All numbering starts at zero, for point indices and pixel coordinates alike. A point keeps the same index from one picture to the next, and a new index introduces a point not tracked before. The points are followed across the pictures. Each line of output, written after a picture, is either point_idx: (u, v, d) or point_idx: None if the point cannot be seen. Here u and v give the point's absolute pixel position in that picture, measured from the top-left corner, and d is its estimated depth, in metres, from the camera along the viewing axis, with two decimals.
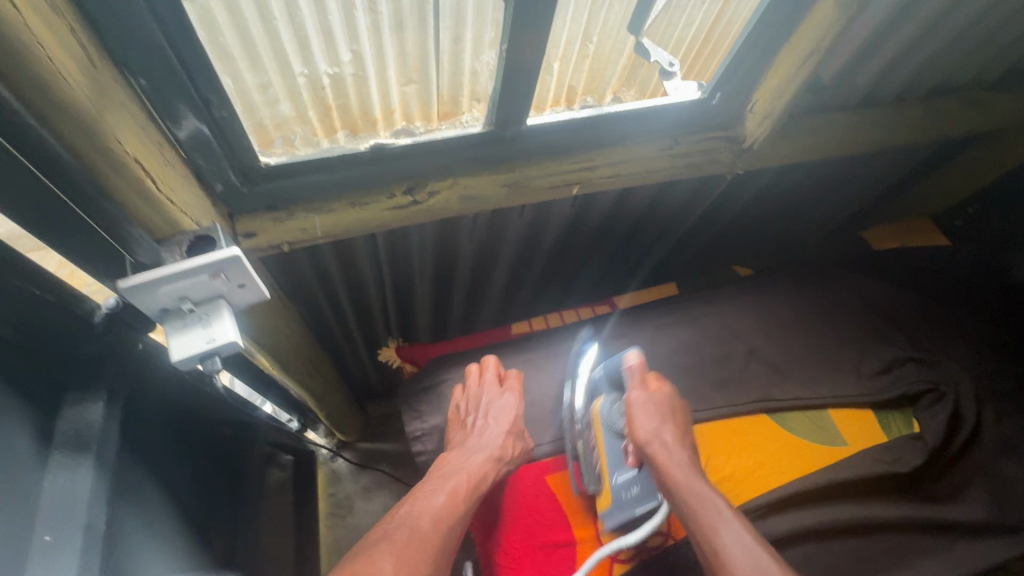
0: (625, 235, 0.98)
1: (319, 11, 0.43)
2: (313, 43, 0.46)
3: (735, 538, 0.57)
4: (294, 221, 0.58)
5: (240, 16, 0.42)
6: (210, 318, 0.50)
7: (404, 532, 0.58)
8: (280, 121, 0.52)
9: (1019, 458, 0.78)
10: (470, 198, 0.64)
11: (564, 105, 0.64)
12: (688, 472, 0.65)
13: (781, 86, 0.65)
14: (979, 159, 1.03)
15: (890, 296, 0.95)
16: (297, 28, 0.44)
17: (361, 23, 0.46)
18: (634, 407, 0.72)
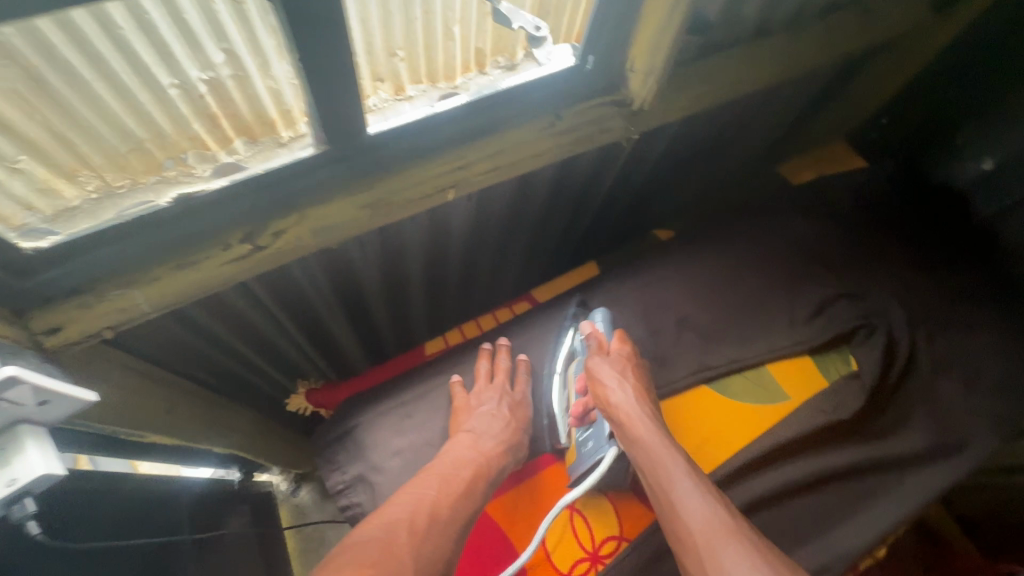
0: (539, 218, 0.91)
1: (169, 11, 0.38)
2: (177, 50, 0.40)
3: (692, 493, 0.56)
4: (109, 302, 0.48)
5: (84, 37, 0.36)
6: (9, 455, 0.42)
7: (422, 516, 0.55)
8: (161, 143, 0.46)
9: (952, 376, 0.78)
10: (327, 230, 0.54)
11: (475, 70, 0.58)
12: (649, 426, 0.63)
13: (656, 38, 0.57)
14: (884, 72, 1.00)
15: (815, 232, 0.92)
16: (149, 34, 0.38)
17: (223, 13, 0.40)
18: (598, 369, 0.70)
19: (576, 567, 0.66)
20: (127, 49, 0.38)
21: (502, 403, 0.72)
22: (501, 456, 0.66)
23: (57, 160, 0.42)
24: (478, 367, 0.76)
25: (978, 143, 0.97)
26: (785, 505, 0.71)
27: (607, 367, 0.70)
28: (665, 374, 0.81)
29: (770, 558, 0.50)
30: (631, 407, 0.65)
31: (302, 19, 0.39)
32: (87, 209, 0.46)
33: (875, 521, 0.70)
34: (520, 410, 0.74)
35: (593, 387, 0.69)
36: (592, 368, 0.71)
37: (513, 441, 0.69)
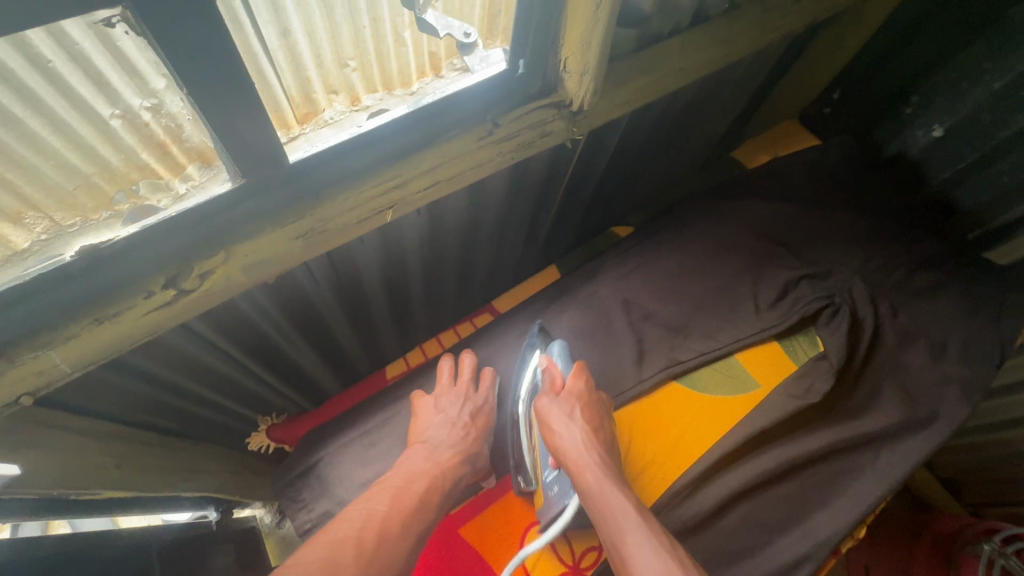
0: (497, 226, 0.89)
1: (103, 39, 0.35)
2: (116, 79, 0.38)
3: (643, 548, 0.53)
4: (21, 367, 0.44)
5: (12, 78, 0.34)
6: None
7: (371, 538, 0.53)
8: (109, 175, 0.44)
9: (915, 348, 0.79)
10: (257, 266, 0.51)
11: (430, 75, 0.56)
12: (599, 473, 0.62)
13: (585, 39, 0.55)
14: (826, 49, 1.00)
15: (773, 216, 0.91)
16: (83, 66, 0.36)
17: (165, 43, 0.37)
18: (547, 414, 0.69)
19: None
20: (61, 81, 0.36)
21: (462, 409, 0.71)
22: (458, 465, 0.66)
23: (4, 207, 0.40)
24: (442, 366, 0.76)
25: (926, 112, 0.98)
26: (763, 496, 0.70)
27: (555, 411, 0.69)
28: (634, 373, 0.79)
29: None
30: (582, 453, 0.64)
31: (192, 41, 0.36)
32: (36, 251, 0.44)
33: (854, 503, 0.69)
34: (482, 415, 0.73)
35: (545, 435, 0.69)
36: (542, 412, 0.70)
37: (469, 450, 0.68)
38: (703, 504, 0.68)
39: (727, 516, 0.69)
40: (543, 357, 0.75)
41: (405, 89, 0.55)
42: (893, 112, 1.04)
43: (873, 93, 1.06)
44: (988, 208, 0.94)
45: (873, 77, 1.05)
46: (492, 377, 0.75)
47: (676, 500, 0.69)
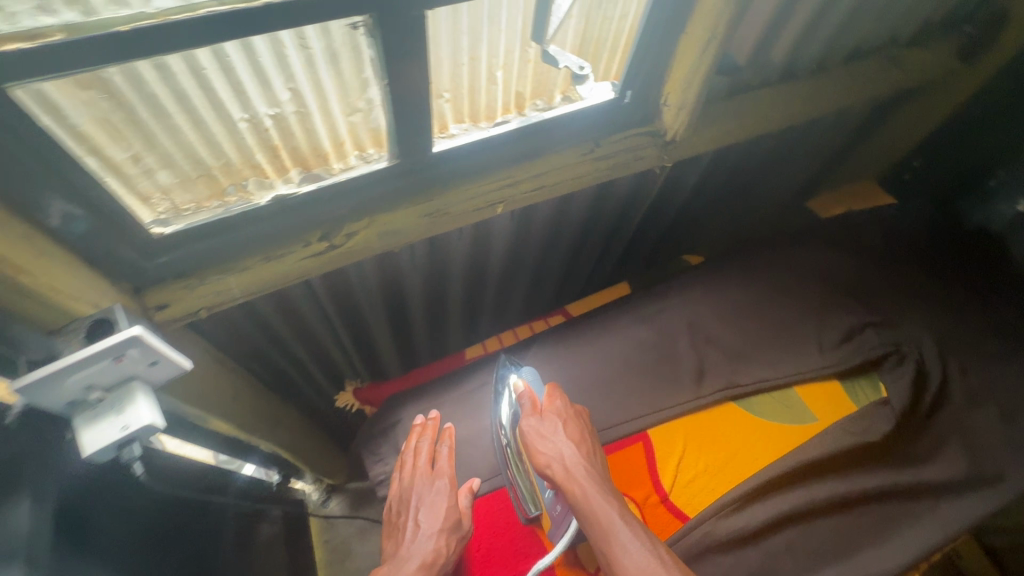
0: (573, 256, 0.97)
1: (247, 56, 0.43)
2: (250, 89, 0.45)
3: (627, 546, 0.55)
4: (207, 286, 0.56)
5: (175, 81, 0.42)
6: (122, 404, 0.48)
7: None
8: (225, 169, 0.52)
9: (984, 410, 0.80)
10: (390, 234, 0.62)
11: (512, 113, 0.64)
12: (586, 481, 0.62)
13: (687, 78, 0.64)
14: (918, 113, 1.05)
15: (843, 263, 0.94)
16: (229, 75, 0.43)
17: (293, 58, 0.45)
18: (527, 434, 0.69)
19: None
20: (207, 86, 0.43)
21: (424, 499, 0.70)
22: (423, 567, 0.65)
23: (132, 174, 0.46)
24: (402, 459, 0.75)
25: (1011, 188, 1.02)
26: (812, 524, 0.71)
27: (537, 431, 0.69)
28: (692, 388, 0.79)
29: None
30: (568, 462, 0.65)
31: (395, 47, 0.47)
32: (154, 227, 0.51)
33: (907, 546, 0.69)
34: (445, 497, 0.70)
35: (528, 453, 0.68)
36: (527, 432, 0.69)
37: (433, 543, 0.67)
38: (754, 521, 0.69)
39: (777, 537, 0.70)
40: (517, 385, 0.75)
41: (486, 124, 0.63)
42: (973, 185, 1.09)
43: (956, 163, 1.11)
44: None
45: (956, 149, 1.10)
46: (447, 459, 0.72)
47: (726, 512, 0.70)
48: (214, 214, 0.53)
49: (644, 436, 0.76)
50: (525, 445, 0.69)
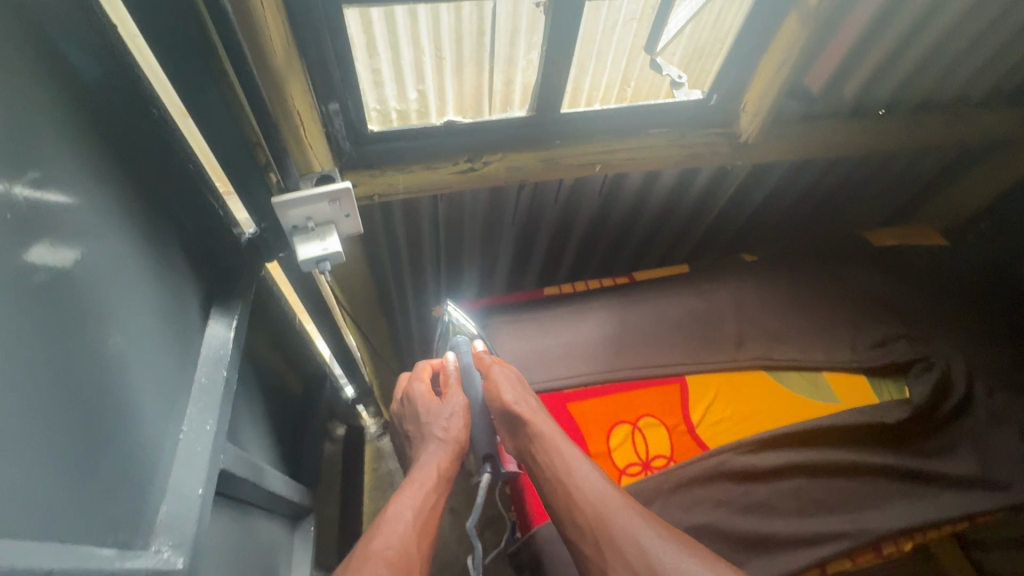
0: (643, 241, 1.14)
1: (393, 67, 0.70)
2: (386, 86, 0.72)
3: (586, 474, 0.63)
4: (382, 178, 0.77)
5: (365, 57, 0.68)
6: (324, 234, 0.70)
7: (392, 551, 0.58)
8: (398, 106, 0.75)
9: (1003, 427, 0.87)
10: (514, 169, 0.82)
11: (616, 101, 0.84)
12: (548, 423, 0.70)
13: (766, 89, 0.81)
14: (984, 178, 1.17)
15: (887, 285, 1.05)
16: (373, 73, 0.70)
17: (427, 67, 0.71)
18: (495, 381, 0.76)
19: (629, 467, 0.80)
20: (385, 55, 0.68)
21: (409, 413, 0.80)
22: (430, 451, 0.73)
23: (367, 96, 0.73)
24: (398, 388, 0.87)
25: None
26: (818, 478, 0.81)
27: (502, 380, 0.76)
28: (730, 351, 0.92)
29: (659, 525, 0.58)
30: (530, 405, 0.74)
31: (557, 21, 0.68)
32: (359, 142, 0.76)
33: (902, 513, 0.78)
34: (424, 404, 0.79)
35: (493, 395, 0.75)
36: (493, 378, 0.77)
37: (429, 432, 0.75)
38: (765, 462, 0.80)
39: (783, 482, 0.80)
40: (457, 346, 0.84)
41: (596, 105, 0.84)
42: None
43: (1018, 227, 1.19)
44: None
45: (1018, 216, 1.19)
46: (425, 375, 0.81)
47: (741, 450, 0.81)
48: (406, 126, 0.77)
49: (682, 379, 0.89)
50: (488, 389, 0.76)
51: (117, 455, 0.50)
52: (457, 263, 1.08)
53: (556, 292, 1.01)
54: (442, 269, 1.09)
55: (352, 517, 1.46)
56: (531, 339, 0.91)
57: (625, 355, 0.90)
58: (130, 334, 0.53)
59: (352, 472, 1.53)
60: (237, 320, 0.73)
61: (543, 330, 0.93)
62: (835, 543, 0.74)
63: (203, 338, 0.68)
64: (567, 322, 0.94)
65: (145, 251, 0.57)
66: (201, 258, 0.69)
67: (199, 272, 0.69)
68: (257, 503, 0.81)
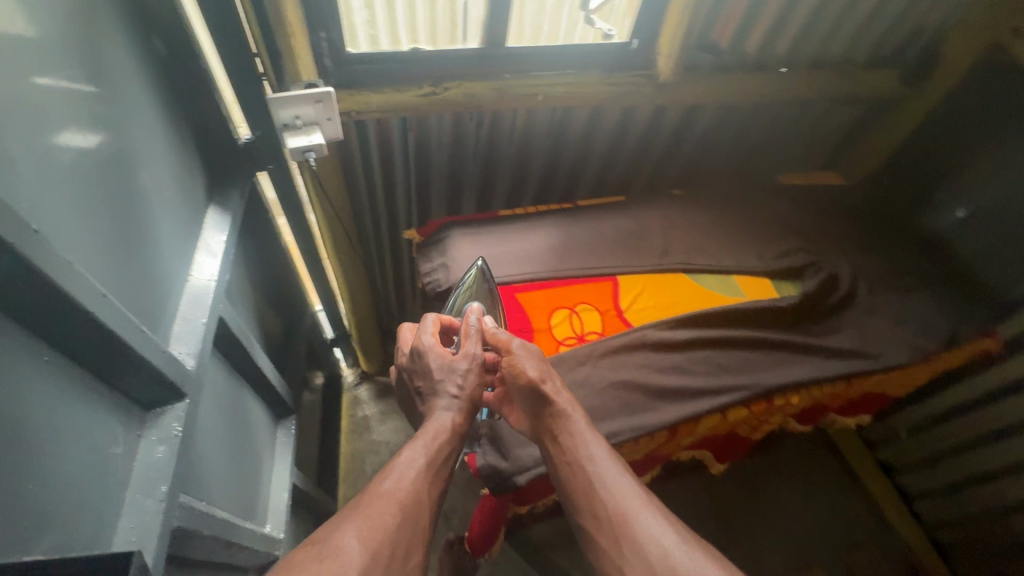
0: (588, 174, 1.33)
1: (368, 29, 0.91)
2: (362, 43, 0.93)
3: (611, 471, 0.68)
4: (355, 99, 0.93)
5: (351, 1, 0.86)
6: (309, 130, 0.88)
7: (403, 493, 0.63)
8: (374, 30, 0.92)
9: (877, 314, 1.05)
10: (468, 95, 0.98)
11: (557, 41, 1.02)
12: (578, 416, 0.74)
13: (674, 34, 1.00)
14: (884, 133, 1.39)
15: (792, 213, 1.23)
16: (353, 30, 0.91)
17: (403, 40, 0.94)
18: (521, 362, 0.78)
19: (567, 340, 0.95)
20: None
21: (419, 369, 0.82)
22: (443, 407, 0.76)
23: (351, 37, 0.92)
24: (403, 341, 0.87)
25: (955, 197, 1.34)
26: (725, 350, 0.97)
27: (528, 361, 0.79)
28: (657, 258, 1.09)
29: (668, 517, 0.63)
30: (554, 389, 0.77)
31: None
32: (340, 62, 0.93)
33: (788, 374, 0.95)
34: (435, 360, 0.80)
35: (518, 371, 0.78)
36: (516, 355, 0.80)
37: (444, 391, 0.77)
38: (681, 336, 0.96)
39: (695, 352, 0.96)
40: (473, 309, 0.85)
41: (536, 41, 1.01)
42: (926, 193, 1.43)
43: (913, 175, 1.43)
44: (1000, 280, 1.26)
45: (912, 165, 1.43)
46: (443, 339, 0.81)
47: (661, 327, 0.97)
48: (378, 52, 0.94)
49: (614, 278, 1.05)
50: (512, 367, 0.79)
51: (142, 259, 0.64)
52: (425, 189, 1.26)
53: (511, 212, 1.17)
54: (411, 194, 1.26)
55: (329, 450, 1.56)
56: (488, 248, 1.06)
57: (567, 260, 1.06)
58: (151, 176, 0.68)
59: (330, 412, 1.63)
60: (234, 207, 0.86)
61: (499, 241, 1.08)
62: (734, 393, 0.91)
63: (204, 217, 0.82)
64: (519, 234, 1.10)
65: (159, 121, 0.72)
66: (202, 150, 0.84)
67: (200, 160, 0.83)
68: (246, 376, 0.94)
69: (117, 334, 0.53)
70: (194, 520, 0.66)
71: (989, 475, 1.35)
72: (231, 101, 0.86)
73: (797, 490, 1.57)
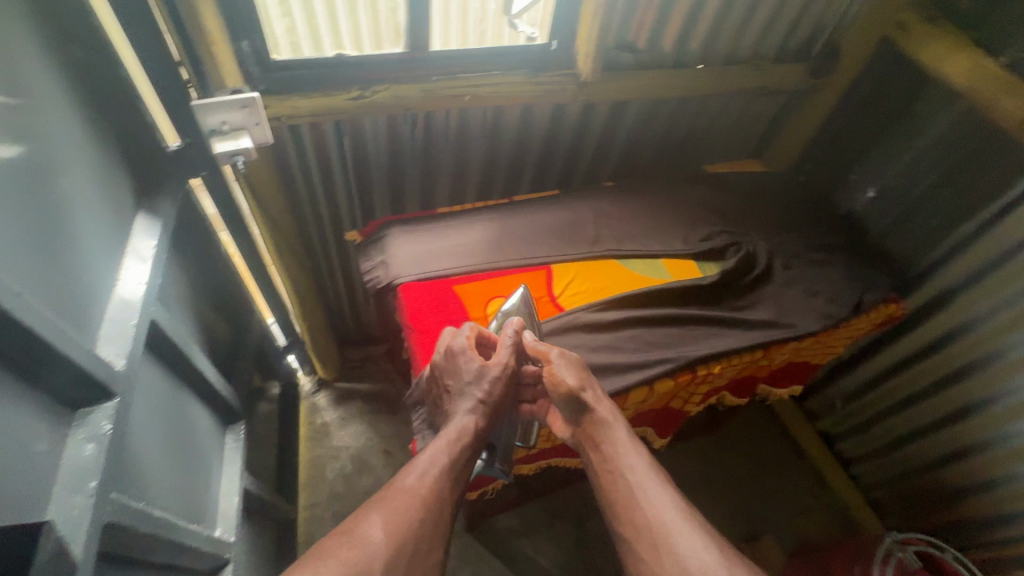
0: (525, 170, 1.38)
1: (296, 37, 0.96)
2: (292, 49, 0.97)
3: (648, 483, 0.75)
4: (286, 104, 0.97)
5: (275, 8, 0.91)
6: (237, 135, 0.91)
7: (425, 489, 0.72)
8: (300, 37, 0.96)
9: (792, 288, 1.14)
10: (397, 97, 1.02)
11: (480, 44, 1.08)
12: (619, 428, 0.81)
13: (590, 34, 1.07)
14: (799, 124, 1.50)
15: (716, 198, 1.32)
16: (279, 38, 0.95)
17: (335, 45, 0.99)
18: (560, 373, 0.85)
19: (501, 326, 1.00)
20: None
21: (451, 372, 0.86)
22: (467, 409, 0.82)
23: (278, 44, 0.96)
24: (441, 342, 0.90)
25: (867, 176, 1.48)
26: (651, 328, 1.03)
27: (568, 374, 0.85)
28: (589, 246, 1.15)
29: (697, 522, 0.71)
30: (594, 397, 0.85)
31: None
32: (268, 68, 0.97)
33: (710, 346, 1.02)
34: (467, 366, 0.85)
35: (558, 383, 0.84)
36: (554, 365, 0.86)
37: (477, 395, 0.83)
38: (608, 317, 1.02)
39: (623, 331, 1.02)
40: (512, 323, 0.90)
41: (460, 45, 1.07)
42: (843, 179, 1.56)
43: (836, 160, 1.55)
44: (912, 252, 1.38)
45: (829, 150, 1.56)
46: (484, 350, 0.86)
47: (590, 310, 1.03)
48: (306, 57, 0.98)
49: (548, 267, 1.10)
50: (553, 379, 0.85)
51: (66, 265, 0.65)
52: (366, 189, 1.29)
53: (450, 209, 1.21)
54: (353, 195, 1.29)
55: (287, 458, 1.55)
56: (426, 244, 1.10)
57: (503, 251, 1.10)
58: (74, 184, 0.69)
59: (288, 421, 1.62)
60: (166, 212, 0.88)
61: (437, 237, 1.12)
62: (659, 366, 0.97)
63: (134, 221, 0.83)
64: (457, 230, 1.14)
65: (84, 131, 0.73)
66: (132, 158, 0.85)
67: (129, 167, 0.84)
68: (186, 380, 0.95)
69: (35, 333, 0.55)
70: (129, 519, 0.67)
71: (919, 432, 1.42)
72: (155, 106, 0.87)
73: (747, 461, 1.66)
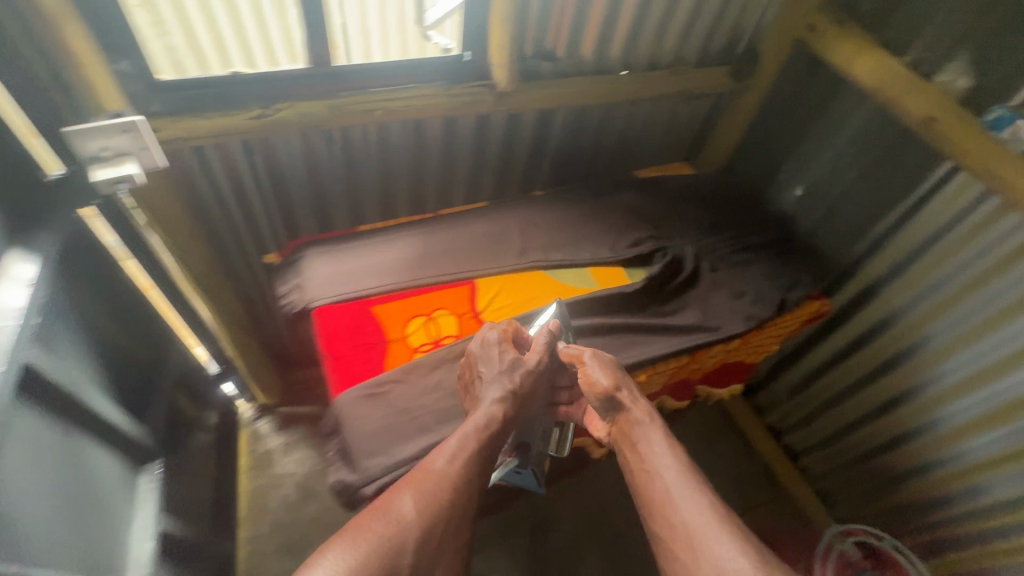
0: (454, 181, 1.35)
1: (185, 57, 0.92)
2: (183, 66, 0.92)
3: (674, 483, 0.73)
4: (179, 125, 0.93)
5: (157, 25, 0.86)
6: (120, 161, 0.85)
7: (454, 474, 0.71)
8: (189, 55, 0.91)
9: (719, 289, 1.14)
10: (304, 114, 1.01)
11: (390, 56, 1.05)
12: (652, 429, 0.80)
13: (502, 43, 1.06)
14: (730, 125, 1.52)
15: (645, 203, 1.32)
16: (166, 57, 0.90)
17: (232, 60, 0.94)
18: (592, 373, 0.85)
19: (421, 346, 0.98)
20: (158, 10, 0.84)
21: (485, 362, 0.86)
22: (496, 396, 0.79)
23: (164, 63, 0.91)
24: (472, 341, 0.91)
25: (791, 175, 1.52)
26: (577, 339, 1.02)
27: (597, 373, 0.85)
28: (515, 257, 1.13)
29: (730, 523, 0.68)
30: (627, 396, 0.84)
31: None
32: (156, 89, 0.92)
33: (637, 353, 1.01)
34: (504, 356, 0.85)
35: (591, 382, 0.84)
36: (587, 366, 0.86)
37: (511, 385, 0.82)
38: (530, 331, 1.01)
39: None
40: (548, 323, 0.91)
41: (367, 58, 1.04)
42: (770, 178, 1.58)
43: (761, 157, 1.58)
44: (839, 247, 1.42)
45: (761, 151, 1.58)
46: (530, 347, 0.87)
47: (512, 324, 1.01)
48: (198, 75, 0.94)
49: (472, 281, 1.08)
50: (586, 378, 0.85)
51: None
52: (287, 208, 1.25)
53: (373, 226, 1.17)
54: (272, 215, 1.24)
55: (224, 491, 1.47)
56: (344, 263, 1.07)
57: (427, 267, 1.08)
58: None
59: (225, 451, 1.54)
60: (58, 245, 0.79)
61: (356, 256, 1.08)
62: None
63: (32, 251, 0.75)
64: (379, 247, 1.11)
65: None
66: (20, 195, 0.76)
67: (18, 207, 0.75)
68: (80, 421, 0.89)
69: None
70: None
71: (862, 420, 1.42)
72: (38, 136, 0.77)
73: (702, 460, 1.66)
